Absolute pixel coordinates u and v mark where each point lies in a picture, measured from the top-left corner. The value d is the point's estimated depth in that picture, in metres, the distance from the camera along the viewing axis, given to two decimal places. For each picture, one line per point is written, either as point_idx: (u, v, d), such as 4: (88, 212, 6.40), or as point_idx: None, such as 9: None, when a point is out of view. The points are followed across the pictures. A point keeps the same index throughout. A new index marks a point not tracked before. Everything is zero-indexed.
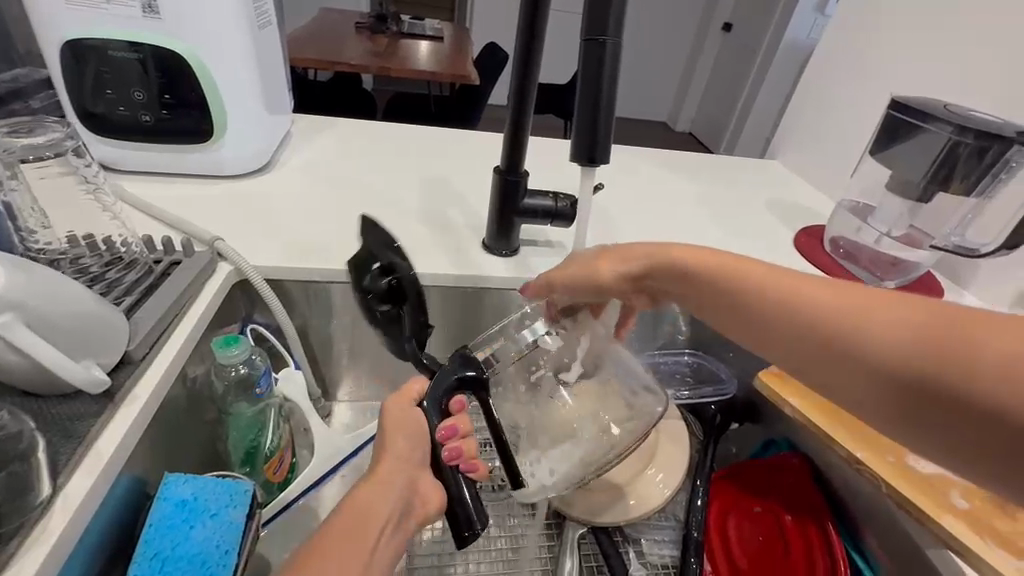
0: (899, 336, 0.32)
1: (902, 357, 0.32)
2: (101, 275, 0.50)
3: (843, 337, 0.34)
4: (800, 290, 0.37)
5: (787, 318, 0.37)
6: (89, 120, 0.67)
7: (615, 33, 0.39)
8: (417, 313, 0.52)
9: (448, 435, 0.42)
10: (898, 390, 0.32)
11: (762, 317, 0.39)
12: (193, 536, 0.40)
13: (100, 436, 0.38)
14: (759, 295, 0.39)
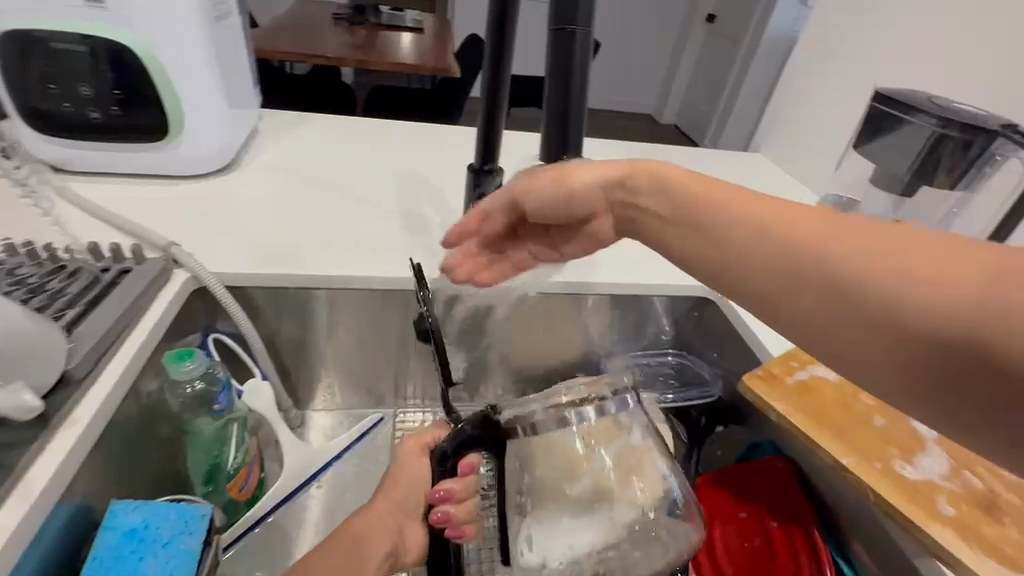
0: (914, 276, 0.28)
1: (907, 298, 0.28)
2: (41, 284, 0.45)
3: (848, 279, 0.30)
4: (795, 226, 0.32)
5: (784, 262, 0.32)
6: (32, 117, 0.63)
7: (587, 22, 0.36)
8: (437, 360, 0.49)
9: (445, 497, 0.39)
10: (897, 337, 0.29)
11: (751, 253, 0.33)
12: (143, 568, 0.37)
13: (33, 465, 0.35)
14: (746, 231, 0.33)
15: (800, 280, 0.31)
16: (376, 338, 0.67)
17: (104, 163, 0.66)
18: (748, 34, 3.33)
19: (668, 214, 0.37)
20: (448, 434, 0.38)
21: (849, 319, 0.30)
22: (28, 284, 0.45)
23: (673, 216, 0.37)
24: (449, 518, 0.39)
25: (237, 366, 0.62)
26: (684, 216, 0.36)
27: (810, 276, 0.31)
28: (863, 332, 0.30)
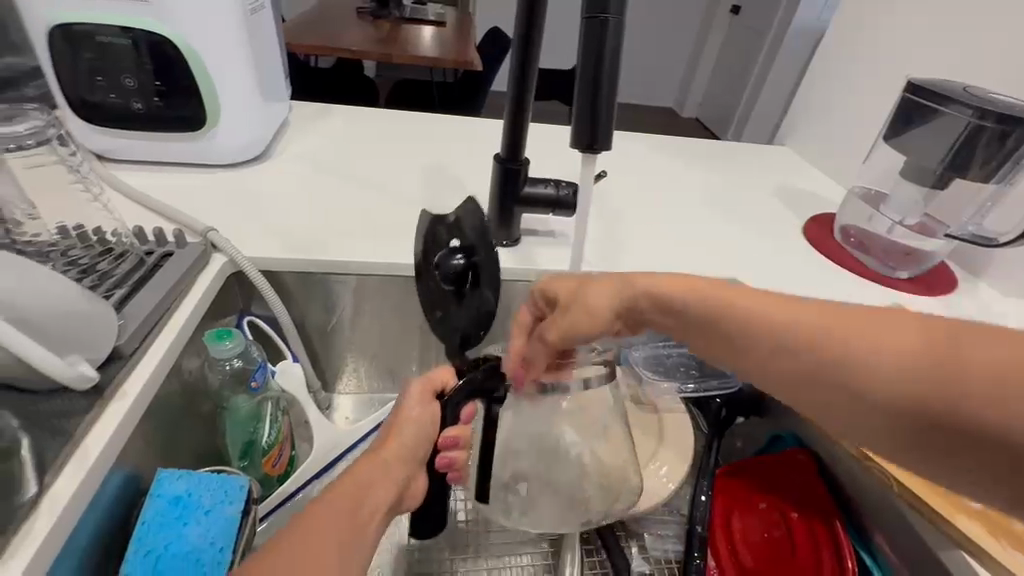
0: (901, 364, 0.32)
1: (904, 387, 0.32)
2: (91, 266, 0.48)
3: (848, 372, 0.33)
4: (790, 322, 0.35)
5: (793, 354, 0.35)
6: (82, 107, 0.66)
7: (619, 11, 0.36)
8: (483, 303, 0.48)
9: (451, 441, 0.45)
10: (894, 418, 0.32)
11: (757, 348, 0.36)
12: (187, 534, 0.40)
13: (88, 435, 0.37)
14: (754, 329, 0.36)
15: (809, 375, 0.35)
16: (401, 324, 0.69)
17: (146, 151, 0.69)
18: (774, 24, 3.26)
19: (682, 316, 0.39)
20: (462, 385, 0.42)
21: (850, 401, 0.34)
22: (80, 266, 0.47)
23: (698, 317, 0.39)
24: (450, 458, 0.45)
25: (270, 347, 0.65)
26: (695, 315, 0.39)
27: (814, 364, 0.34)
28: (882, 412, 0.33)
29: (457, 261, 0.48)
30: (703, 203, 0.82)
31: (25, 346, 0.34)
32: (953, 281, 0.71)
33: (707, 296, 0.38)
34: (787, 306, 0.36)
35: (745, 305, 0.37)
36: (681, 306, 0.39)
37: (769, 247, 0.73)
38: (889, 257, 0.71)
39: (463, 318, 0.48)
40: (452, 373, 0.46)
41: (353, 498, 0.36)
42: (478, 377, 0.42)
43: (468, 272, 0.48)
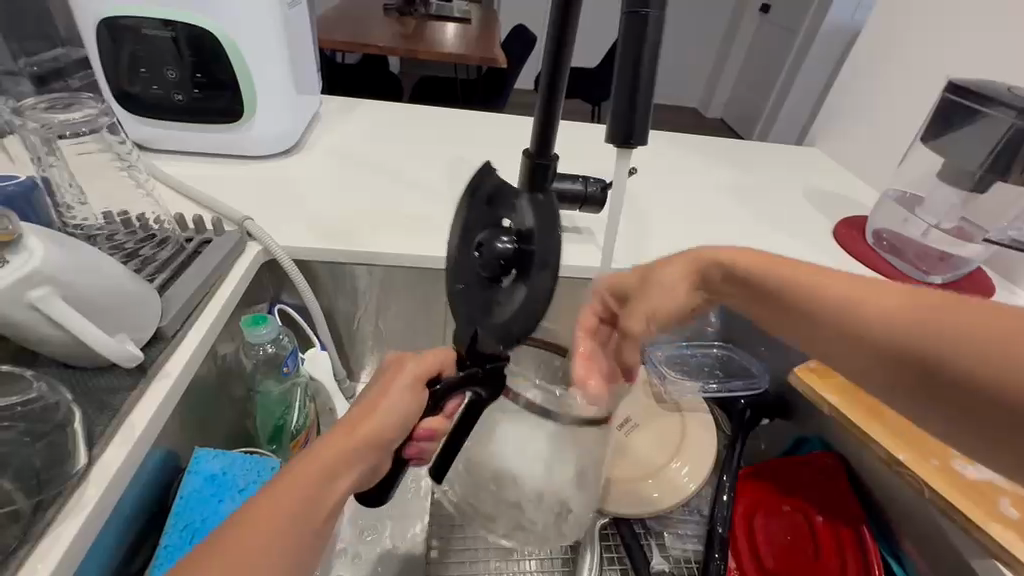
0: (896, 318, 0.34)
1: (900, 339, 0.34)
2: (135, 251, 0.50)
3: (852, 322, 0.36)
4: (813, 285, 0.39)
5: (812, 313, 0.38)
6: (126, 99, 0.68)
7: (661, 4, 0.35)
8: (524, 317, 0.31)
9: (427, 430, 0.40)
10: (889, 367, 0.34)
11: (791, 309, 0.40)
12: (222, 510, 0.41)
13: (132, 411, 0.38)
14: (786, 290, 0.40)
15: (821, 330, 0.38)
16: (426, 317, 0.70)
17: (184, 142, 0.72)
18: (805, 23, 3.20)
19: (735, 281, 0.43)
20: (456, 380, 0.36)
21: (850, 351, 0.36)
22: (125, 250, 0.49)
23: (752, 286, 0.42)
24: (422, 447, 0.40)
25: (300, 336, 0.66)
26: (742, 279, 0.42)
27: (826, 320, 0.37)
28: (864, 362, 0.36)
29: (505, 244, 0.32)
30: (730, 203, 0.81)
31: (80, 325, 0.35)
32: (990, 287, 0.69)
33: (751, 263, 0.42)
34: (817, 275, 0.39)
35: (781, 273, 0.41)
36: (730, 275, 0.43)
37: (798, 249, 0.72)
38: (923, 261, 0.70)
39: (480, 318, 0.33)
40: (451, 357, 0.39)
41: (307, 493, 0.32)
42: (482, 374, 0.35)
43: (518, 265, 0.32)
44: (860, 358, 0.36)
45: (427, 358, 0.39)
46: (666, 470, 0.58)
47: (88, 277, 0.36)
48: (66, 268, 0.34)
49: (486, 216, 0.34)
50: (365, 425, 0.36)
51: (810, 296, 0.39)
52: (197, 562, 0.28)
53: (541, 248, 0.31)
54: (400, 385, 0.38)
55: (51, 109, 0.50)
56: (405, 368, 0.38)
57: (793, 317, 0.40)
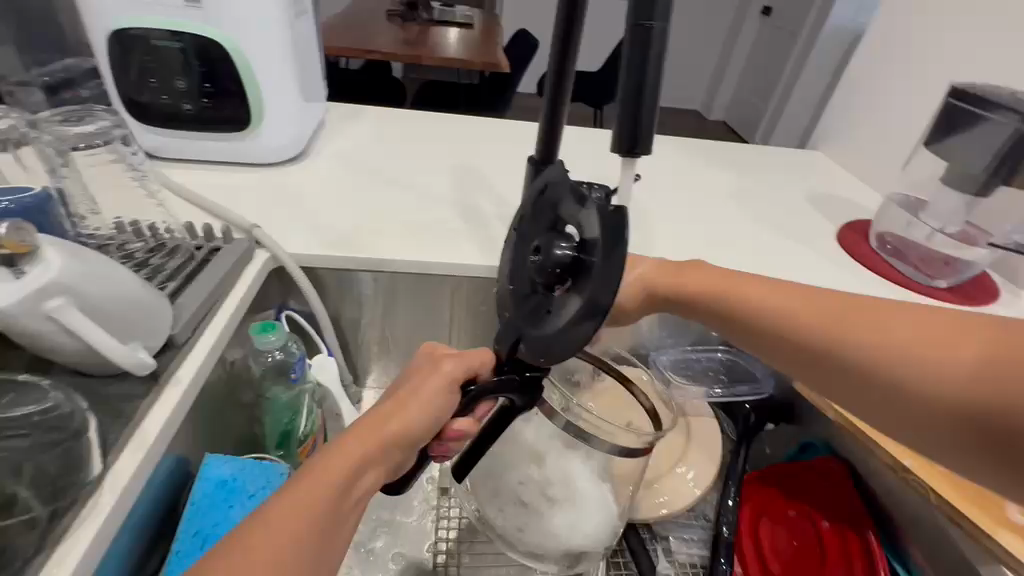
0: (941, 374, 0.34)
1: (953, 396, 0.34)
2: (145, 260, 0.50)
3: (894, 378, 0.36)
4: (832, 332, 0.38)
5: (839, 358, 0.38)
6: (135, 108, 0.69)
7: (664, 17, 0.36)
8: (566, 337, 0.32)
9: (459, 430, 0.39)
10: (944, 426, 0.35)
11: (808, 350, 0.39)
12: (231, 517, 0.41)
13: (146, 419, 0.39)
14: (798, 334, 0.40)
15: (852, 378, 0.38)
16: (433, 322, 0.70)
17: (191, 150, 0.72)
18: (807, 26, 3.21)
19: (739, 315, 0.42)
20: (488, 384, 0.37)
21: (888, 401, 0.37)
22: (135, 260, 0.50)
23: (748, 310, 0.42)
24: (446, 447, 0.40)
25: (307, 342, 0.67)
26: (745, 316, 0.42)
27: (862, 370, 0.37)
28: (909, 416, 0.36)
29: (564, 252, 0.33)
30: (733, 207, 0.81)
31: (95, 334, 0.36)
32: (993, 290, 0.70)
33: (754, 298, 0.41)
34: (835, 314, 0.39)
35: (788, 312, 0.40)
36: (732, 309, 0.42)
37: (802, 253, 0.73)
38: (926, 265, 0.70)
39: (529, 324, 0.35)
40: (491, 357, 0.40)
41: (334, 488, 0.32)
42: (514, 382, 0.37)
43: (574, 275, 0.33)
44: (855, 379, 0.38)
45: (465, 358, 0.39)
46: (673, 473, 0.58)
47: (104, 285, 0.36)
48: (83, 278, 0.35)
49: (549, 224, 0.35)
50: (399, 419, 0.36)
51: (787, 308, 0.40)
52: (230, 546, 0.28)
53: (597, 272, 0.31)
54: (435, 381, 0.38)
55: (65, 123, 0.52)
56: (442, 367, 0.38)
57: (813, 361, 0.39)
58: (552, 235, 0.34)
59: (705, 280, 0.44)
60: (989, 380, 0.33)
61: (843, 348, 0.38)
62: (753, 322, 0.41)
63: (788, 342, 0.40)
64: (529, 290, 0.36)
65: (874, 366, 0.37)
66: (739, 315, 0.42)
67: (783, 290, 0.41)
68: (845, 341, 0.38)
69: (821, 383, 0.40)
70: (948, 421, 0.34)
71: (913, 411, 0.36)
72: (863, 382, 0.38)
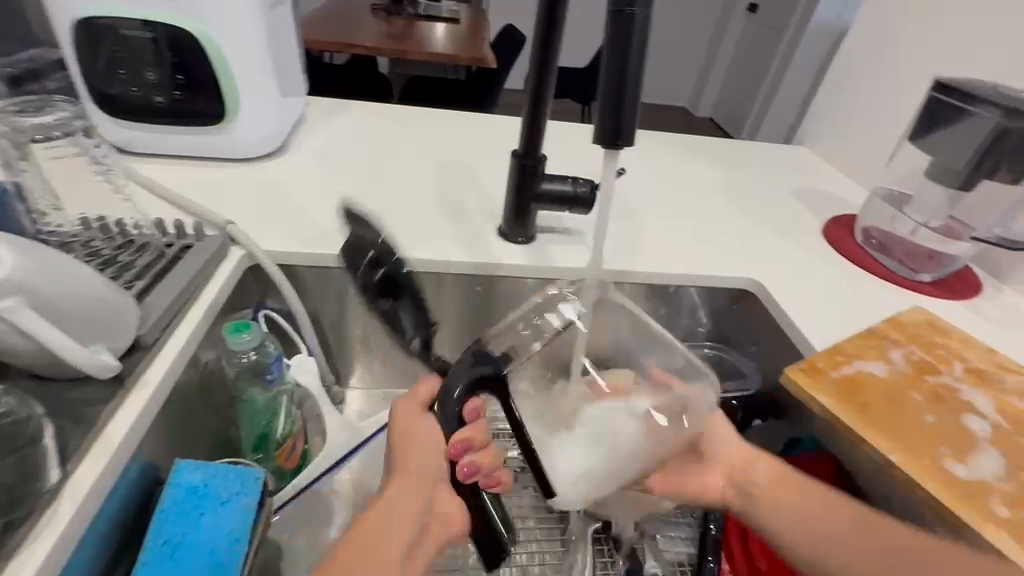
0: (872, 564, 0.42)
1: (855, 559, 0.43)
2: (112, 258, 0.48)
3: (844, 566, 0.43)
4: (798, 516, 0.46)
5: (804, 532, 0.45)
6: (103, 101, 0.66)
7: (646, 4, 0.35)
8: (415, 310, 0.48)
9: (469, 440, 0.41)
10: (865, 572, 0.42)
11: (771, 518, 0.47)
12: (204, 524, 0.40)
13: (109, 424, 0.37)
14: (776, 502, 0.47)
15: (813, 546, 0.44)
16: None
17: (164, 144, 0.70)
18: (792, 23, 3.23)
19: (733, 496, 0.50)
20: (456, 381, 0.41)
21: (842, 561, 0.43)
22: (101, 257, 0.48)
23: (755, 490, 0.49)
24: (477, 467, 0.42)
25: (286, 342, 0.65)
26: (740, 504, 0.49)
27: (817, 545, 0.44)
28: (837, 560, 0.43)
29: (376, 275, 0.47)
30: (720, 203, 0.81)
31: (52, 336, 0.34)
32: (977, 284, 0.70)
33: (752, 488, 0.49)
34: (816, 539, 0.45)
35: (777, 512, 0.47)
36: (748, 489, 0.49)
37: (788, 248, 0.72)
38: (911, 260, 0.70)
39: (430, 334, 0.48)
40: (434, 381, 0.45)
41: (372, 536, 0.38)
42: (468, 362, 0.41)
43: (391, 279, 0.47)
44: (840, 551, 0.43)
45: (417, 395, 0.44)
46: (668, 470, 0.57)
47: (62, 283, 0.34)
48: (39, 277, 0.33)
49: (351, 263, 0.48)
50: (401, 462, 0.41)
51: (768, 514, 0.47)
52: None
53: (400, 265, 0.48)
54: (417, 421, 0.43)
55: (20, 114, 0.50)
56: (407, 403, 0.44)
57: (789, 531, 0.46)
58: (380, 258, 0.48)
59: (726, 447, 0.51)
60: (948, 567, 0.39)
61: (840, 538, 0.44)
62: (756, 483, 0.49)
63: (790, 506, 0.47)
64: (380, 313, 0.47)
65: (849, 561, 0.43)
66: (747, 486, 0.49)
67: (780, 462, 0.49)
68: (830, 526, 0.44)
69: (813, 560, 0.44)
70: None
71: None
72: (849, 556, 0.43)
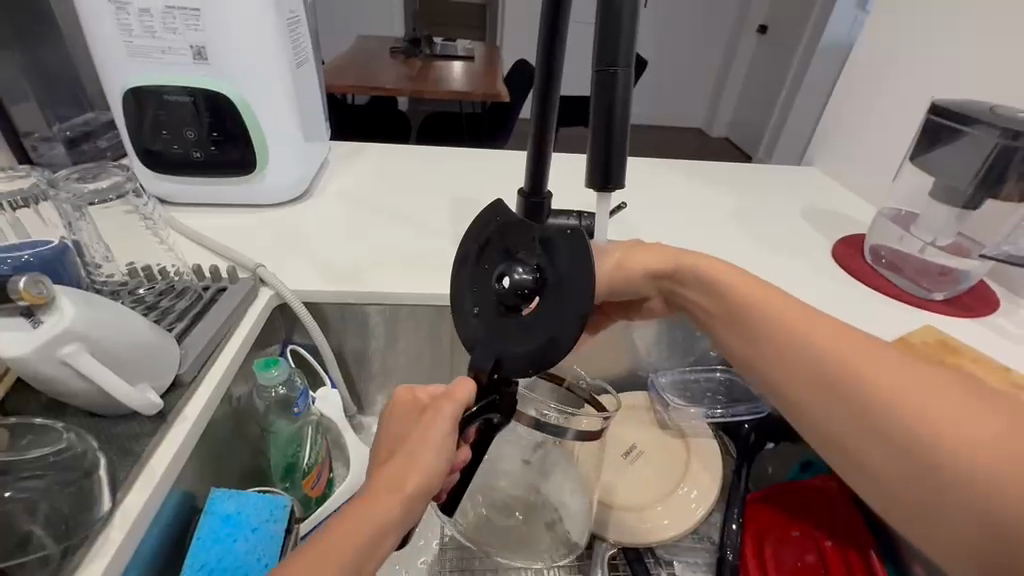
0: (903, 410, 0.35)
1: (869, 415, 0.36)
2: (156, 303, 0.53)
3: (871, 407, 0.36)
4: (805, 330, 0.40)
5: (818, 366, 0.39)
6: (148, 158, 0.73)
7: (628, 62, 0.36)
8: (518, 337, 0.37)
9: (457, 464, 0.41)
10: (873, 440, 0.36)
11: (774, 351, 0.41)
12: (236, 549, 0.43)
13: (154, 455, 0.40)
14: (794, 335, 0.40)
15: (821, 387, 0.38)
16: (434, 350, 0.72)
17: (202, 193, 0.76)
18: (803, 42, 3.28)
19: (715, 312, 0.46)
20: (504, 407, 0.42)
21: (848, 411, 0.37)
22: (146, 303, 0.53)
23: (701, 300, 0.47)
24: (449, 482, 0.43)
25: (311, 373, 0.69)
26: (724, 316, 0.45)
27: (836, 389, 0.38)
28: (829, 413, 0.38)
29: (523, 275, 0.37)
30: (726, 227, 0.83)
31: (106, 378, 0.38)
32: (993, 300, 0.70)
33: (758, 301, 0.43)
34: (837, 347, 0.38)
35: (779, 326, 0.41)
36: (730, 308, 0.44)
37: (796, 270, 0.73)
38: (922, 277, 0.71)
39: (503, 343, 0.38)
40: (468, 393, 0.38)
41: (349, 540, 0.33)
42: (498, 419, 0.39)
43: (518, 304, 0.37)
44: (780, 365, 0.41)
45: (451, 396, 0.38)
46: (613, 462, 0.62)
47: (118, 332, 0.39)
48: (94, 326, 0.37)
49: (505, 251, 0.39)
50: (392, 473, 0.35)
51: (767, 337, 0.41)
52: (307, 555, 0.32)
53: (566, 294, 0.35)
54: (442, 425, 0.36)
55: (81, 179, 0.54)
56: (441, 409, 0.37)
57: (790, 364, 0.40)
58: (505, 264, 0.38)
59: (649, 264, 0.50)
60: (951, 428, 0.33)
61: (807, 339, 0.40)
62: (731, 326, 0.44)
63: (728, 314, 0.44)
64: (493, 315, 0.39)
65: (810, 389, 0.39)
66: (683, 298, 0.49)
67: (729, 269, 0.46)
68: (766, 331, 0.42)
69: (748, 359, 0.43)
70: (871, 443, 0.36)
71: (866, 430, 0.36)
72: (793, 371, 0.40)
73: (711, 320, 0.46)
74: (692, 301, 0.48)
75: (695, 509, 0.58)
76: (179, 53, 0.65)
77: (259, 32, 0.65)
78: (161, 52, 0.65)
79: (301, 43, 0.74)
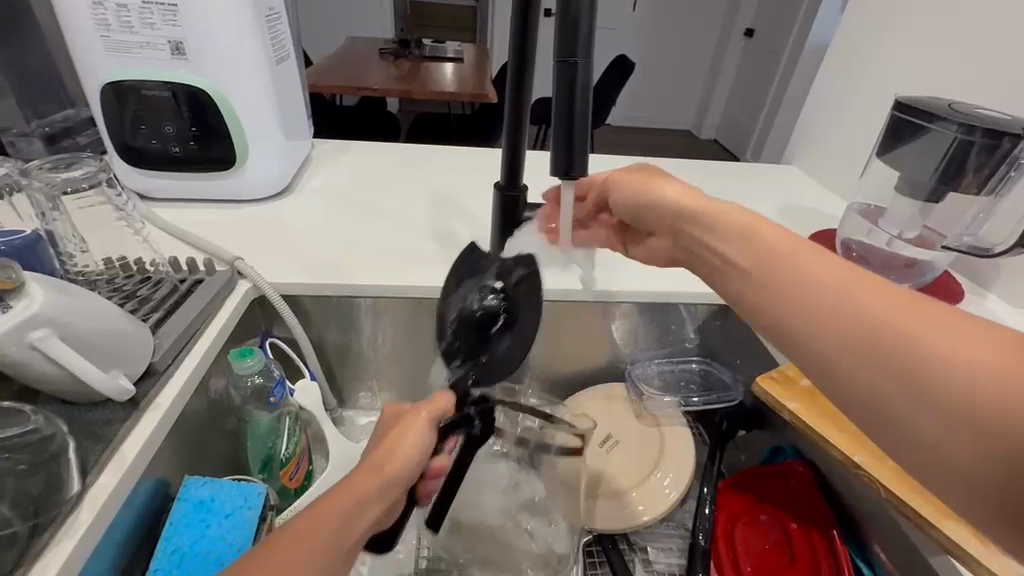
0: (958, 355, 0.27)
1: (904, 359, 0.28)
2: (133, 292, 0.53)
3: (908, 349, 0.28)
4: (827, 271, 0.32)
5: (838, 314, 0.30)
6: (126, 153, 0.74)
7: (588, 54, 0.37)
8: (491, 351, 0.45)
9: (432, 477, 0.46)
10: (906, 390, 0.27)
11: (789, 296, 0.33)
12: (209, 534, 0.43)
13: (126, 439, 0.41)
14: (807, 279, 0.32)
15: (846, 340, 0.30)
16: (413, 344, 0.73)
17: (182, 189, 0.77)
18: (789, 45, 3.32)
19: (726, 253, 0.38)
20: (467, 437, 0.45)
21: (868, 358, 0.29)
22: (123, 292, 0.53)
23: (714, 245, 0.39)
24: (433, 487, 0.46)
25: (291, 367, 0.70)
26: (738, 257, 0.36)
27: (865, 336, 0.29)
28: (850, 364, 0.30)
29: (494, 300, 0.46)
30: None
31: (76, 362, 0.38)
32: (958, 291, 0.72)
33: (773, 240, 0.35)
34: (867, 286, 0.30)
35: (794, 263, 0.33)
36: (744, 242, 0.36)
37: None
38: (891, 270, 0.72)
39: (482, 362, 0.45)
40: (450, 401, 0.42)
41: (333, 525, 0.33)
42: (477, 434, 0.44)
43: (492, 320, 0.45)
44: (782, 301, 0.33)
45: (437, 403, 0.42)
46: None
47: (87, 319, 0.39)
48: (65, 313, 0.38)
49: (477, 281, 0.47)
50: (379, 458, 0.37)
51: (778, 277, 0.34)
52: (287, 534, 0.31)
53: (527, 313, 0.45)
54: (423, 424, 0.40)
55: (54, 169, 0.55)
56: (423, 409, 0.41)
57: (801, 309, 0.32)
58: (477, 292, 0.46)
59: (673, 196, 0.43)
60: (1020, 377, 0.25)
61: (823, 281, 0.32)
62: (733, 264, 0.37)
63: (745, 261, 0.36)
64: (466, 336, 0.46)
65: (825, 338, 0.31)
66: (699, 241, 0.40)
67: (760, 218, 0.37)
68: (775, 269, 0.34)
69: (745, 295, 0.36)
70: (907, 400, 0.27)
71: (898, 380, 0.28)
72: (792, 306, 0.33)
73: (719, 269, 0.38)
74: (714, 249, 0.39)
75: (668, 493, 0.59)
76: (157, 48, 0.65)
77: (234, 27, 0.65)
78: (138, 46, 0.65)
79: (280, 40, 0.75)
